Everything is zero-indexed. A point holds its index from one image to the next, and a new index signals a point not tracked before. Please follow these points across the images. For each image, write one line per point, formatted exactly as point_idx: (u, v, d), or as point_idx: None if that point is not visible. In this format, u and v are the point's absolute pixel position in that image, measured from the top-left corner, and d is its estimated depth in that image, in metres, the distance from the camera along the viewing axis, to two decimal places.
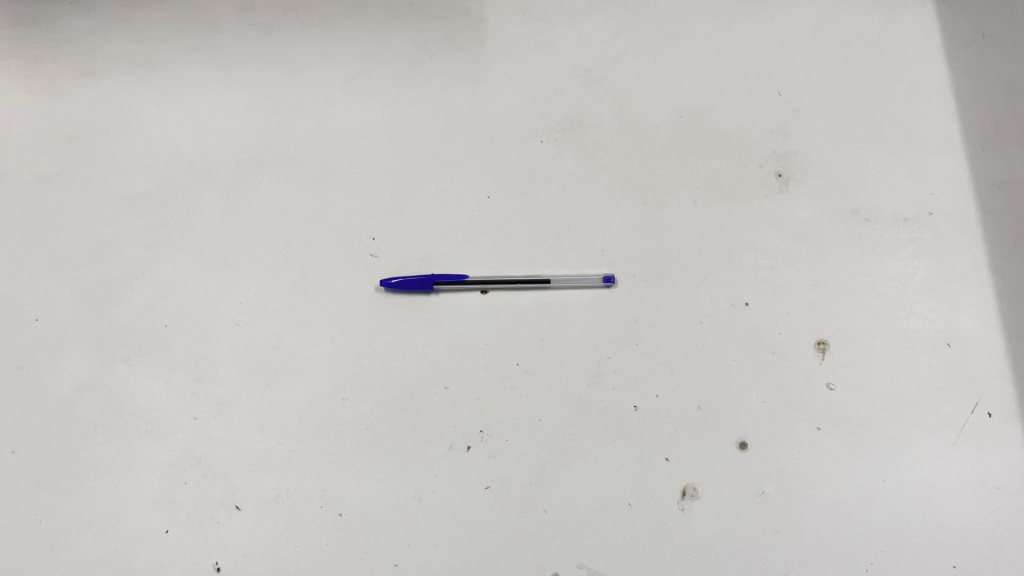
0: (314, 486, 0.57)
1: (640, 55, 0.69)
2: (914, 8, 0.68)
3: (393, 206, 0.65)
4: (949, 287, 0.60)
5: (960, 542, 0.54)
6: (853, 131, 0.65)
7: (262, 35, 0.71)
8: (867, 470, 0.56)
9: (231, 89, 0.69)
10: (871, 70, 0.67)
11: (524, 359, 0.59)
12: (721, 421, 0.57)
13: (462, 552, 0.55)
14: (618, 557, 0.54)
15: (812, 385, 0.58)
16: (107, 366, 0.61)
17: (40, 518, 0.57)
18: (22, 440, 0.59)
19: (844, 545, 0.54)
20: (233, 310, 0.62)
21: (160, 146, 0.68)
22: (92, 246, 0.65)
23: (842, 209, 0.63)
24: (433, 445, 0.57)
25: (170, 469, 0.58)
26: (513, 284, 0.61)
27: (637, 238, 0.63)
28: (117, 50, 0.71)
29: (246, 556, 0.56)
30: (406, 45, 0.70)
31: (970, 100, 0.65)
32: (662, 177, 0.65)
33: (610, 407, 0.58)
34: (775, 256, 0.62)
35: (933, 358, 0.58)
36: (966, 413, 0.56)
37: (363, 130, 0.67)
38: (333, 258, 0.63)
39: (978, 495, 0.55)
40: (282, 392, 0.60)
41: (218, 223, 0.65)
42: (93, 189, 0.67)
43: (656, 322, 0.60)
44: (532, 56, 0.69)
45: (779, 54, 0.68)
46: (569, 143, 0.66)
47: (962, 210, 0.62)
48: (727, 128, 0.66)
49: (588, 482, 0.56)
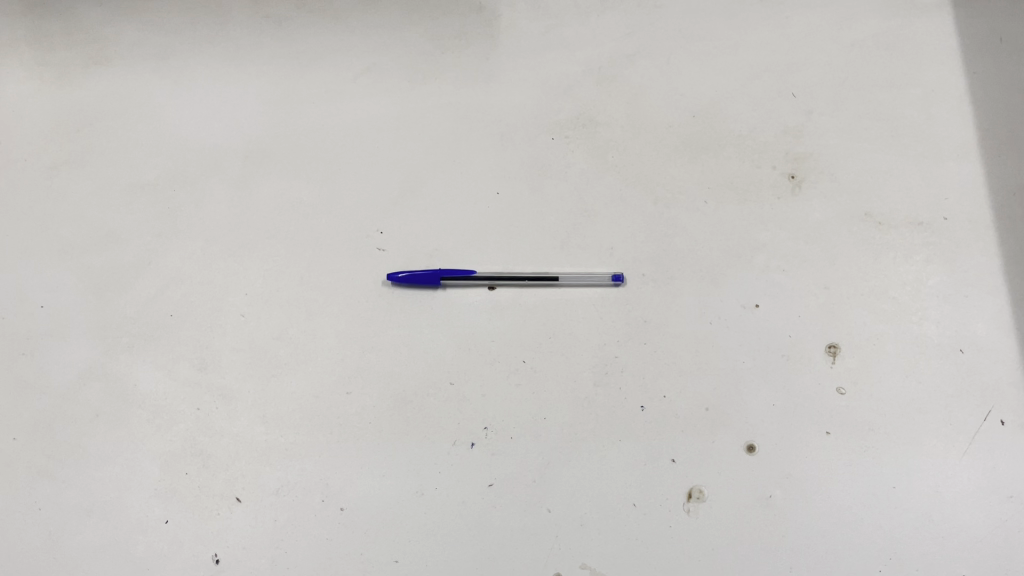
0: (316, 479, 0.56)
1: (653, 55, 0.69)
2: (931, 12, 0.68)
3: (403, 200, 0.64)
4: (962, 293, 0.59)
5: (971, 552, 0.53)
6: (866, 135, 0.65)
7: (274, 27, 0.71)
8: (876, 475, 0.55)
9: (242, 81, 0.70)
10: (886, 73, 0.67)
11: (531, 356, 0.59)
12: (729, 424, 0.56)
13: (463, 548, 0.54)
14: (621, 559, 0.53)
15: (822, 389, 0.57)
16: (111, 353, 0.61)
17: (40, 505, 0.57)
18: (23, 427, 0.59)
19: (851, 553, 0.53)
20: (239, 301, 0.62)
21: (170, 136, 0.68)
22: (100, 234, 0.65)
23: (854, 213, 0.62)
24: (437, 441, 0.57)
25: (172, 460, 0.58)
26: (521, 281, 0.61)
27: (647, 237, 0.62)
28: (129, 41, 0.71)
29: (246, 548, 0.55)
30: (418, 41, 0.70)
31: (986, 106, 0.64)
32: (673, 177, 0.64)
33: (617, 406, 0.57)
34: (786, 259, 0.61)
35: (945, 364, 0.57)
36: (978, 421, 0.55)
37: (373, 124, 0.67)
38: (341, 251, 0.63)
39: (989, 504, 0.54)
40: (285, 383, 0.59)
41: (227, 214, 0.65)
42: (103, 177, 0.67)
43: (664, 321, 0.59)
44: (545, 54, 0.69)
45: (793, 56, 0.68)
46: (580, 142, 0.66)
47: (977, 216, 0.61)
48: (740, 130, 0.66)
49: (592, 482, 0.55)
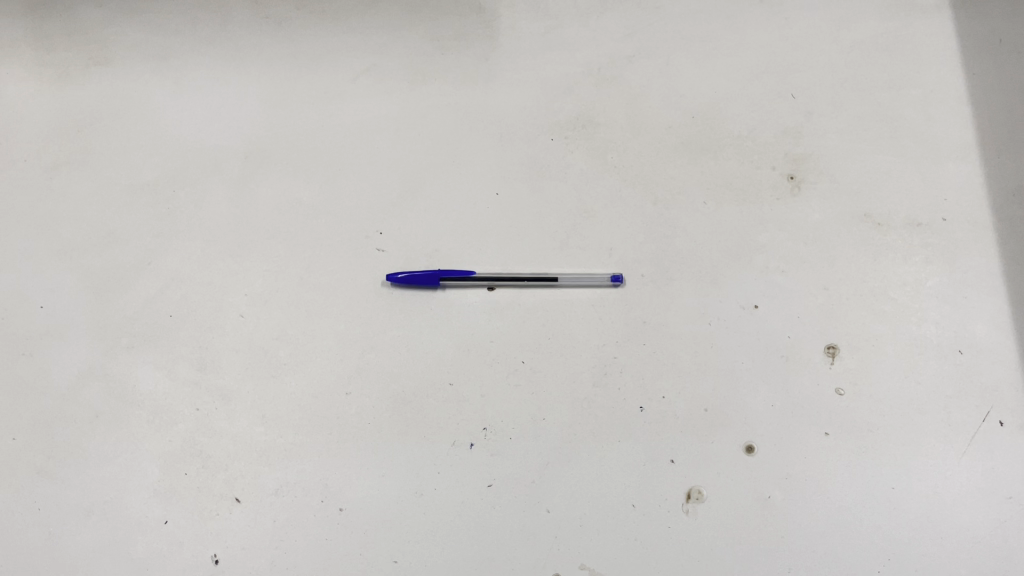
0: (315, 479, 0.57)
1: (653, 55, 0.69)
2: (930, 13, 0.68)
3: (402, 201, 0.64)
4: (961, 294, 0.59)
5: (970, 553, 0.53)
6: (865, 135, 0.65)
7: (274, 28, 0.71)
8: (875, 476, 0.55)
9: (241, 82, 0.70)
10: (886, 74, 0.67)
11: (530, 357, 0.59)
12: (728, 425, 0.56)
13: (462, 549, 0.54)
14: (620, 560, 0.53)
15: (821, 390, 0.57)
16: (111, 354, 0.61)
17: (40, 506, 0.57)
18: (23, 427, 0.59)
19: (851, 554, 0.53)
20: (239, 302, 0.62)
21: (170, 137, 0.68)
22: (100, 234, 0.65)
23: (854, 214, 0.62)
24: (436, 442, 0.57)
25: (171, 460, 0.58)
26: (520, 282, 0.61)
27: (646, 237, 0.62)
28: (130, 41, 0.71)
29: (245, 548, 0.55)
30: (418, 41, 0.70)
31: (985, 106, 0.64)
32: (672, 178, 0.64)
33: (616, 407, 0.57)
34: (785, 259, 0.61)
35: (944, 365, 0.57)
36: (977, 421, 0.55)
37: (373, 124, 0.67)
38: (340, 251, 0.63)
39: (988, 504, 0.54)
40: (285, 384, 0.59)
41: (227, 214, 0.65)
42: (103, 177, 0.67)
43: (663, 322, 0.59)
44: (545, 54, 0.69)
45: (793, 56, 0.68)
46: (579, 142, 0.66)
47: (976, 217, 0.61)
48: (739, 131, 0.66)
49: (591, 482, 0.55)
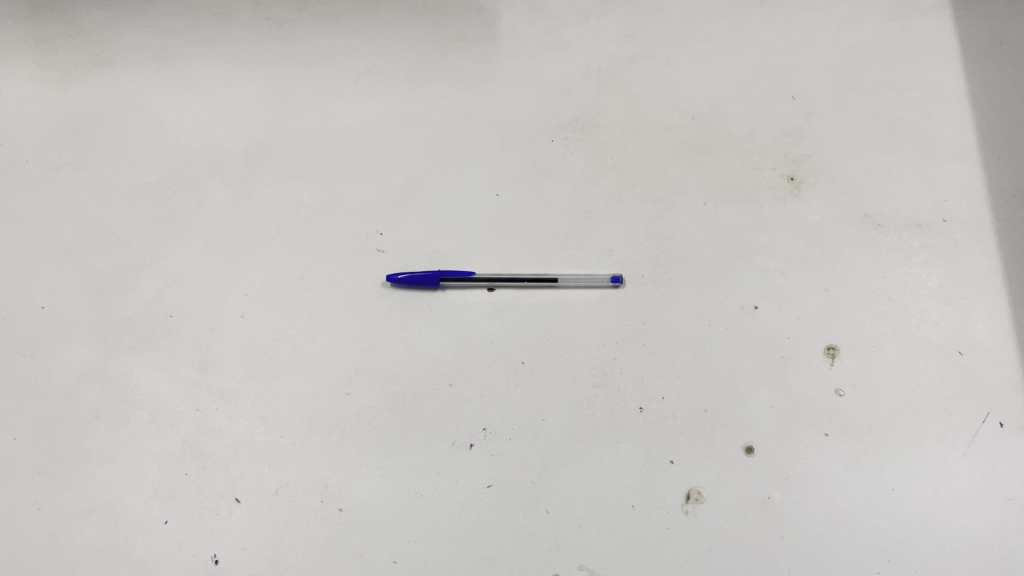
0: (315, 480, 0.57)
1: (653, 56, 0.69)
2: (930, 15, 0.68)
3: (402, 202, 0.65)
4: (961, 295, 0.59)
5: (971, 554, 0.52)
6: (866, 136, 0.65)
7: (275, 29, 0.72)
8: (875, 477, 0.55)
9: (242, 83, 0.70)
10: (886, 75, 0.67)
11: (530, 357, 0.59)
12: (727, 426, 0.56)
13: (462, 550, 0.54)
14: (619, 561, 0.54)
15: (821, 391, 0.57)
16: (112, 354, 0.61)
17: (40, 506, 0.57)
18: (24, 428, 0.59)
19: (850, 555, 0.53)
20: (239, 302, 0.62)
21: (171, 137, 0.68)
22: (101, 235, 0.65)
23: (853, 215, 0.62)
24: (436, 442, 0.57)
25: (172, 460, 0.58)
26: (519, 283, 0.61)
27: (646, 238, 0.62)
28: (131, 42, 0.72)
29: (245, 549, 0.55)
30: (419, 42, 0.71)
31: (986, 108, 0.64)
32: (672, 179, 0.64)
33: (615, 407, 0.57)
34: (785, 260, 0.61)
35: (944, 366, 0.57)
36: (977, 423, 0.55)
37: (374, 125, 0.68)
38: (340, 252, 0.63)
39: (988, 505, 0.54)
40: (285, 384, 0.59)
41: (228, 215, 0.65)
42: (104, 178, 0.67)
43: (663, 323, 0.59)
44: (545, 55, 0.69)
45: (793, 58, 0.68)
46: (579, 143, 0.66)
47: (976, 218, 0.61)
48: (739, 132, 0.66)
49: (591, 483, 0.55)
